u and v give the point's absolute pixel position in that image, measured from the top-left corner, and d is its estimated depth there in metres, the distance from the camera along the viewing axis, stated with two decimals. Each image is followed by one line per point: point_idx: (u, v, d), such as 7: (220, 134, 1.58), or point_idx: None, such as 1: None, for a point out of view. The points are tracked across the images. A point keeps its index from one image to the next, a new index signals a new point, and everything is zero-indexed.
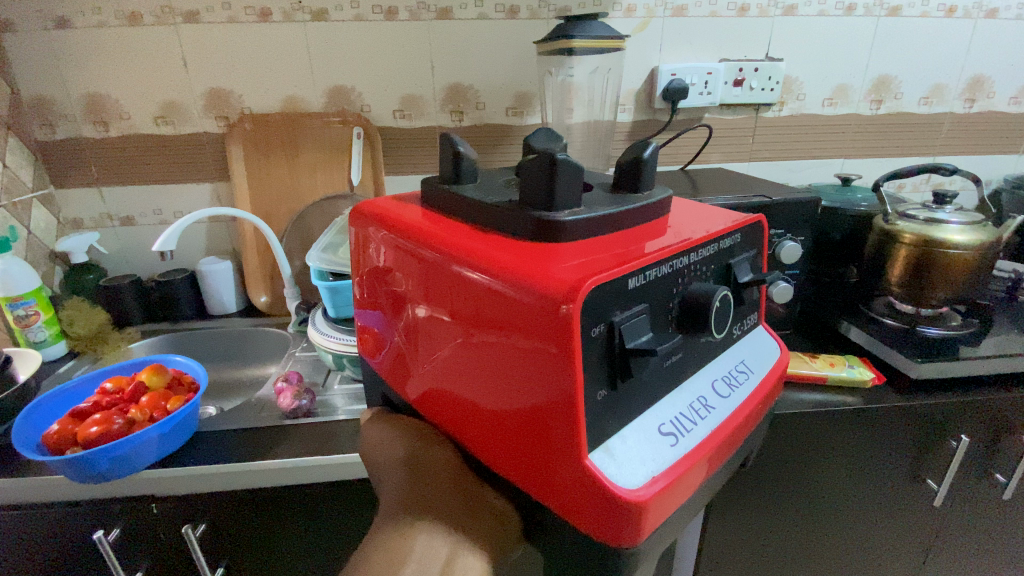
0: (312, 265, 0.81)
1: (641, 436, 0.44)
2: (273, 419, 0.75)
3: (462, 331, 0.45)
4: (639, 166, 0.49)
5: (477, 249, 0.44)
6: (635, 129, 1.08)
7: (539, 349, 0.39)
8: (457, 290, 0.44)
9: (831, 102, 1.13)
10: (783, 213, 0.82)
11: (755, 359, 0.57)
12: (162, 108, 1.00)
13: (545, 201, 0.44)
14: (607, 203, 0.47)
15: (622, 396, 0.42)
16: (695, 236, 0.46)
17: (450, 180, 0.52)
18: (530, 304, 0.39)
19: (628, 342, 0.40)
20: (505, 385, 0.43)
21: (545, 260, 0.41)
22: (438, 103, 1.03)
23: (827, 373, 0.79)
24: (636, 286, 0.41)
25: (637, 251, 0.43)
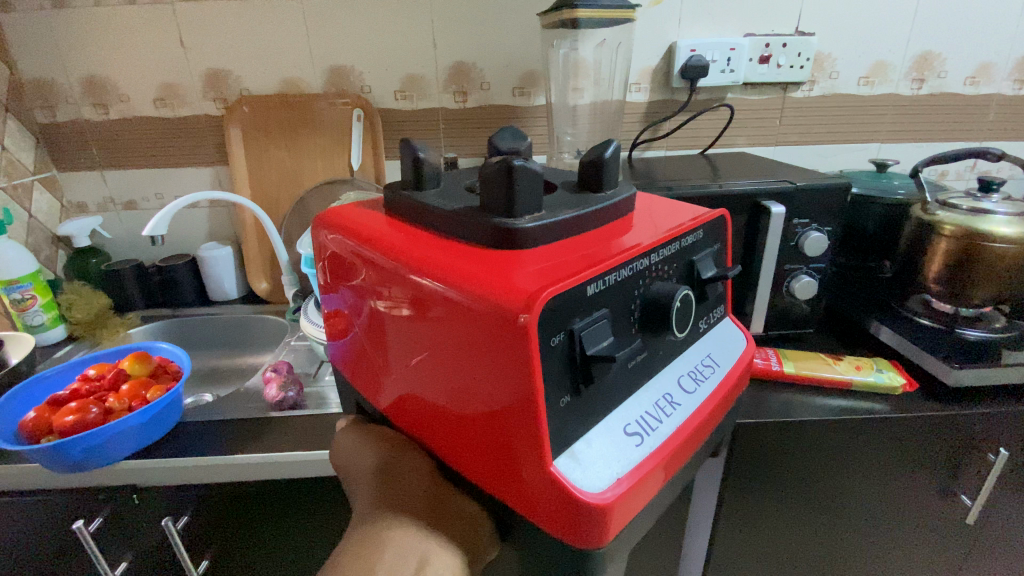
0: (303, 251, 0.78)
1: (604, 438, 0.44)
2: (258, 410, 0.72)
3: (423, 340, 0.44)
4: (601, 168, 0.48)
5: (434, 258, 0.42)
6: (650, 110, 1.01)
7: (498, 361, 0.39)
8: (416, 300, 0.43)
9: (868, 81, 1.04)
10: (809, 202, 0.75)
11: (721, 354, 0.57)
12: (160, 90, 0.98)
13: (504, 208, 0.42)
14: (568, 205, 0.46)
15: (585, 401, 0.42)
16: (657, 237, 0.46)
17: (411, 186, 0.51)
18: (488, 316, 0.38)
19: (589, 349, 0.40)
20: (465, 396, 0.42)
21: (503, 268, 0.40)
22: (440, 84, 0.98)
23: (851, 378, 0.72)
24: (596, 292, 0.41)
25: (596, 254, 0.42)
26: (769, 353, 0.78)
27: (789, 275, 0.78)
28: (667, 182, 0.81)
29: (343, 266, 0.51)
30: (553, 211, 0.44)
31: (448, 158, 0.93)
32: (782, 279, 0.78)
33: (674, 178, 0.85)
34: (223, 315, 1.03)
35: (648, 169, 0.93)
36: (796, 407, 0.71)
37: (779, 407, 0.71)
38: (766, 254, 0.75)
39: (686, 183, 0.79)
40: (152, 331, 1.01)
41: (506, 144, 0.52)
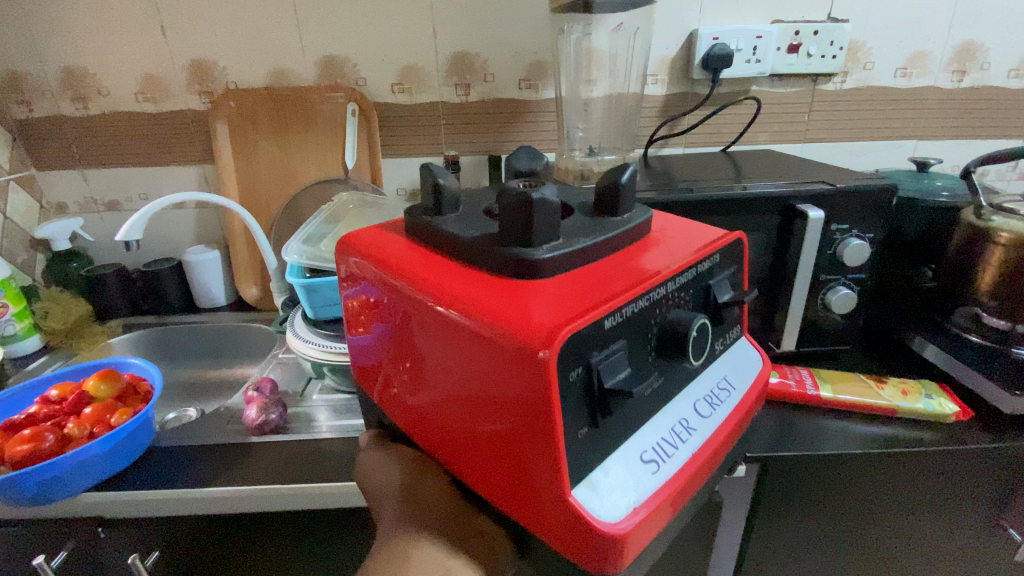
0: (289, 259, 0.71)
1: (619, 465, 0.39)
2: (238, 435, 0.66)
3: (432, 370, 0.40)
4: (619, 193, 0.43)
5: (444, 282, 0.38)
6: (668, 103, 0.94)
7: (515, 401, 0.34)
8: (424, 328, 0.39)
9: (905, 73, 0.95)
10: (849, 205, 0.67)
11: (737, 377, 0.50)
12: (143, 83, 0.92)
13: (522, 236, 0.37)
14: (586, 232, 0.40)
15: (601, 436, 0.37)
16: (678, 262, 0.40)
17: (434, 211, 0.44)
18: (505, 351, 0.33)
19: (605, 382, 0.35)
20: (480, 431, 0.38)
21: (517, 297, 0.35)
22: (441, 75, 0.91)
23: (897, 404, 0.65)
24: (615, 323, 0.36)
25: (616, 279, 0.37)
26: (802, 373, 0.71)
27: (825, 286, 0.70)
28: (688, 182, 0.73)
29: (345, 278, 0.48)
30: (572, 239, 0.39)
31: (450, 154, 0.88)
32: (816, 291, 0.71)
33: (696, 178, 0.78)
34: (210, 324, 0.96)
35: (665, 168, 0.85)
36: (835, 436, 0.63)
37: (817, 437, 0.63)
38: (801, 263, 0.68)
39: (709, 183, 0.71)
40: (134, 340, 0.94)
41: (524, 164, 0.49)
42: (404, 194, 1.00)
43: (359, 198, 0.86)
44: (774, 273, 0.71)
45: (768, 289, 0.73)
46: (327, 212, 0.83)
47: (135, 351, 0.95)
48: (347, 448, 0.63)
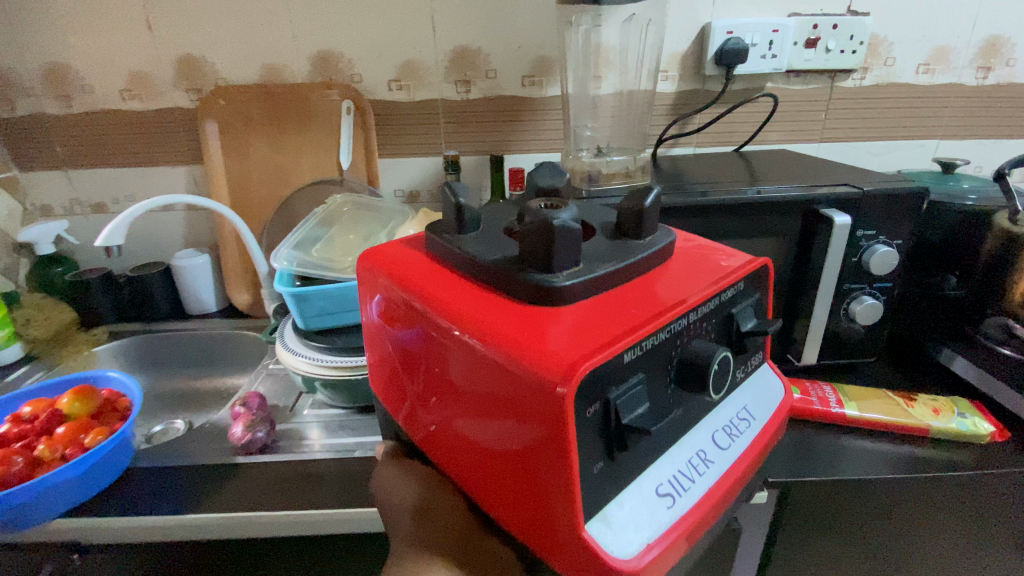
0: (278, 266, 0.67)
1: (633, 497, 0.36)
2: (223, 454, 0.62)
3: (446, 395, 0.39)
4: (642, 218, 0.40)
5: (461, 305, 0.37)
6: (679, 101, 0.89)
7: (530, 434, 0.33)
8: (438, 353, 0.38)
9: (928, 69, 0.91)
10: (877, 209, 0.63)
11: (759, 407, 0.46)
12: (129, 80, 0.88)
13: (541, 261, 0.36)
14: (608, 257, 0.39)
15: (618, 472, 0.35)
16: (702, 290, 0.38)
17: (454, 230, 0.43)
18: (520, 382, 0.32)
19: (624, 418, 0.33)
20: (494, 462, 0.37)
21: (535, 326, 0.34)
22: (441, 71, 0.87)
23: (927, 423, 0.60)
24: (634, 357, 0.33)
25: (637, 308, 0.35)
26: (824, 389, 0.66)
27: (849, 296, 0.66)
28: (703, 185, 0.69)
29: (362, 295, 0.47)
30: (592, 265, 0.37)
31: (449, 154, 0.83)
32: (838, 301, 0.66)
33: (709, 180, 0.73)
34: (200, 331, 0.92)
35: (676, 169, 0.81)
36: (864, 458, 0.59)
37: (841, 458, 0.59)
38: (825, 270, 0.64)
39: (725, 186, 0.67)
40: (121, 348, 0.91)
41: (546, 181, 0.46)
42: (403, 195, 0.95)
43: (354, 200, 0.82)
44: (795, 281, 0.67)
45: (787, 298, 0.69)
46: (321, 215, 0.79)
47: (121, 359, 0.91)
48: (340, 470, 0.59)
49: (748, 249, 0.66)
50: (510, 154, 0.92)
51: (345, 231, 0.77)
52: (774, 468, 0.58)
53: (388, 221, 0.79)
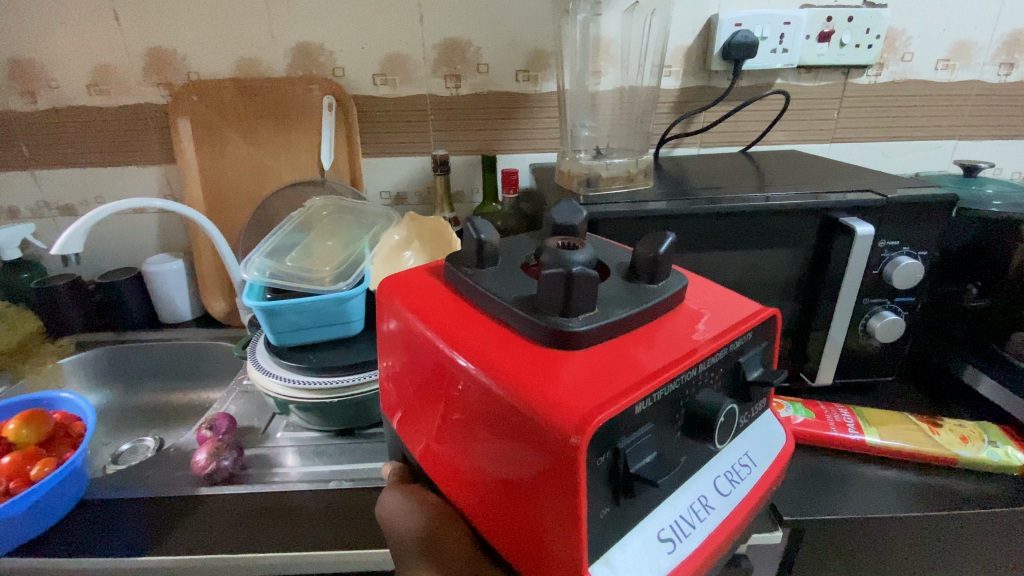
0: (248, 278, 0.61)
1: (631, 541, 0.33)
2: (186, 485, 0.57)
3: (448, 431, 0.37)
4: (659, 265, 0.37)
5: (471, 338, 0.35)
6: (683, 98, 0.84)
7: (537, 480, 0.31)
8: (444, 386, 0.36)
9: (947, 65, 0.85)
10: (900, 218, 0.58)
11: (761, 452, 0.41)
12: (94, 73, 0.82)
13: (556, 306, 0.34)
14: (624, 301, 0.36)
15: (624, 519, 0.33)
16: (720, 335, 0.36)
17: (473, 264, 0.40)
18: (532, 425, 0.31)
19: (631, 468, 0.31)
20: (495, 505, 0.35)
21: (548, 367, 0.32)
22: (429, 65, 0.81)
23: (955, 453, 0.56)
24: (644, 408, 0.31)
25: (651, 354, 0.33)
26: (842, 413, 0.61)
27: (867, 311, 0.61)
28: (710, 189, 0.64)
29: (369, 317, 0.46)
30: (609, 311, 0.35)
31: (437, 154, 0.78)
32: (856, 316, 0.61)
33: (717, 183, 0.68)
34: (174, 342, 0.87)
35: (680, 171, 0.76)
36: (885, 493, 0.54)
37: (862, 491, 0.54)
38: (844, 284, 0.59)
39: (734, 192, 0.61)
40: (88, 359, 0.85)
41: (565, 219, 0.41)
42: (389, 197, 0.89)
43: (335, 204, 0.76)
44: (808, 295, 0.62)
45: (801, 314, 0.63)
46: (298, 219, 0.73)
47: (89, 371, 0.85)
48: (314, 503, 0.54)
49: (758, 260, 0.61)
50: (502, 153, 0.87)
51: (324, 236, 0.71)
52: (789, 502, 0.53)
53: (371, 225, 0.74)
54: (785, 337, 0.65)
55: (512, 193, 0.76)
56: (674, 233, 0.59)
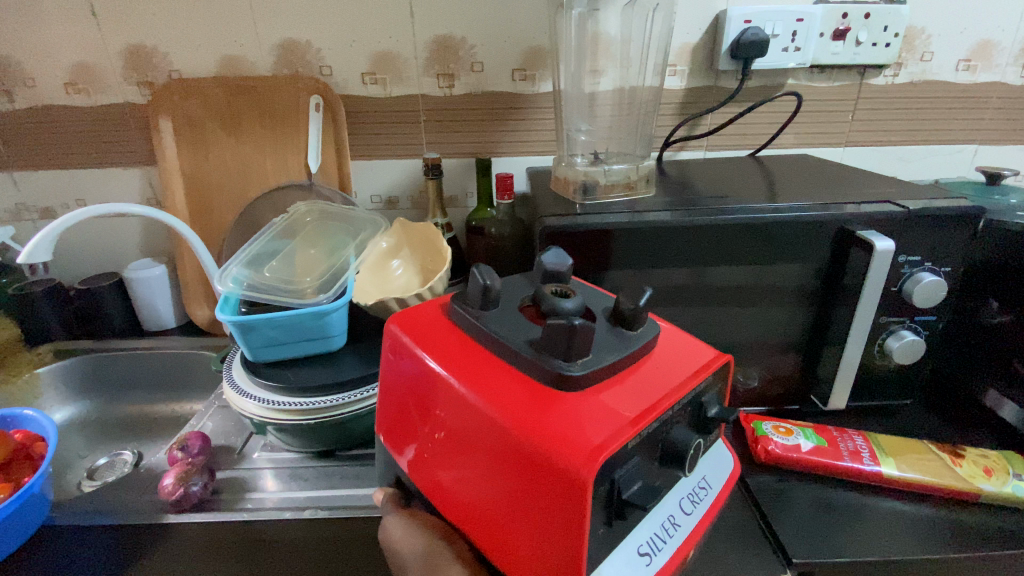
0: (223, 291, 0.57)
1: (614, 559, 0.35)
2: (153, 512, 0.53)
3: (445, 460, 0.38)
4: (639, 315, 0.38)
5: (470, 371, 0.36)
6: (689, 99, 0.80)
7: (539, 512, 0.32)
8: (443, 417, 0.37)
9: (969, 66, 0.81)
10: (922, 232, 0.54)
11: (716, 475, 0.43)
12: (72, 71, 0.79)
13: (559, 354, 0.34)
14: (613, 346, 0.37)
15: (612, 537, 0.35)
16: (696, 374, 0.37)
17: (477, 307, 0.39)
18: (537, 461, 0.32)
19: (624, 494, 0.33)
20: (490, 533, 0.36)
21: (549, 403, 0.33)
22: (420, 63, 0.77)
23: (979, 487, 0.51)
24: (636, 443, 0.33)
25: (638, 391, 0.35)
26: (856, 440, 0.57)
27: (885, 329, 0.57)
28: (716, 198, 0.59)
29: None
30: (602, 355, 0.36)
31: (429, 157, 0.74)
32: (872, 336, 0.57)
33: (722, 190, 0.64)
34: (156, 351, 0.84)
35: (684, 177, 0.71)
36: (903, 530, 0.50)
37: (878, 530, 0.50)
38: (861, 302, 0.54)
39: (741, 201, 0.58)
40: (67, 368, 0.82)
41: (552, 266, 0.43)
42: (380, 201, 0.85)
43: (320, 209, 0.72)
44: (820, 312, 0.58)
45: (812, 331, 0.60)
46: (279, 225, 0.69)
47: (67, 381, 0.82)
48: (289, 533, 0.51)
49: (765, 275, 0.57)
50: (497, 156, 0.83)
51: (307, 246, 0.67)
52: (798, 541, 0.48)
53: (358, 232, 0.70)
54: (795, 356, 0.61)
55: (507, 200, 0.72)
56: (677, 246, 0.55)
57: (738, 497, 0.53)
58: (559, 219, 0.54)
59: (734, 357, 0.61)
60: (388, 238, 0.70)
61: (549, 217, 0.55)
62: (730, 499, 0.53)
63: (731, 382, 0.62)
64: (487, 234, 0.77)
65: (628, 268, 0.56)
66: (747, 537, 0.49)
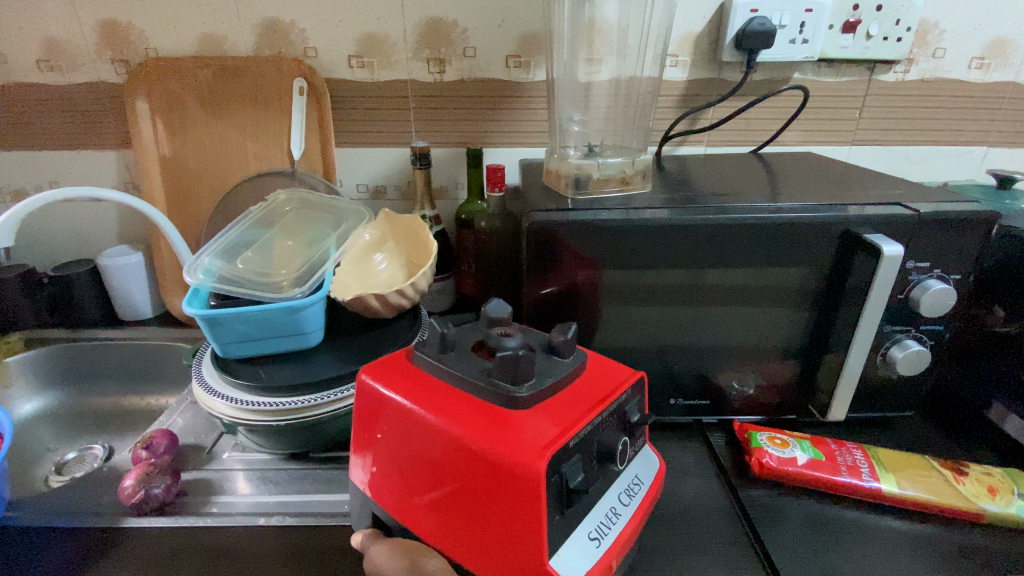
0: (193, 283, 0.54)
1: (569, 546, 0.36)
2: (113, 516, 0.50)
3: (412, 482, 0.39)
4: (571, 345, 0.42)
5: (429, 398, 0.38)
6: (690, 92, 0.77)
7: (502, 514, 0.35)
8: (408, 440, 0.39)
9: (982, 64, 0.77)
10: (932, 237, 0.51)
11: (647, 471, 0.45)
12: (45, 48, 0.75)
13: (509, 380, 0.37)
14: (553, 369, 0.40)
15: (567, 523, 0.37)
16: (623, 383, 0.41)
17: (437, 351, 0.42)
18: (495, 466, 0.34)
19: (571, 484, 0.35)
20: (460, 549, 0.37)
21: (500, 416, 0.36)
22: (409, 47, 0.74)
23: (982, 507, 0.49)
24: (577, 441, 0.36)
25: (576, 401, 0.39)
26: (855, 454, 0.54)
27: (889, 338, 0.55)
28: (715, 195, 0.57)
29: None
30: (544, 378, 0.39)
31: (417, 145, 0.70)
32: (875, 344, 0.55)
33: (720, 187, 0.61)
34: (132, 342, 0.81)
35: (683, 172, 0.68)
36: (901, 549, 0.47)
37: (873, 550, 0.47)
38: (866, 310, 0.51)
39: (741, 200, 0.55)
40: (37, 358, 0.79)
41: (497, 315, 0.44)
42: (367, 190, 0.82)
43: (300, 198, 0.68)
44: (824, 317, 0.55)
45: (811, 338, 0.57)
46: (257, 213, 0.65)
47: (37, 371, 0.79)
48: (254, 538, 0.48)
49: (765, 278, 0.54)
50: (489, 147, 0.79)
51: (285, 236, 0.64)
52: (790, 558, 0.46)
53: (339, 223, 0.66)
54: (792, 363, 0.58)
55: (498, 192, 0.69)
56: (673, 245, 0.52)
57: (728, 511, 0.51)
58: (548, 214, 0.51)
59: (727, 362, 0.59)
60: (372, 231, 0.66)
61: (537, 211, 0.52)
62: (720, 512, 0.51)
63: (725, 388, 0.60)
64: (476, 227, 0.75)
65: (621, 267, 0.53)
66: (737, 553, 0.47)
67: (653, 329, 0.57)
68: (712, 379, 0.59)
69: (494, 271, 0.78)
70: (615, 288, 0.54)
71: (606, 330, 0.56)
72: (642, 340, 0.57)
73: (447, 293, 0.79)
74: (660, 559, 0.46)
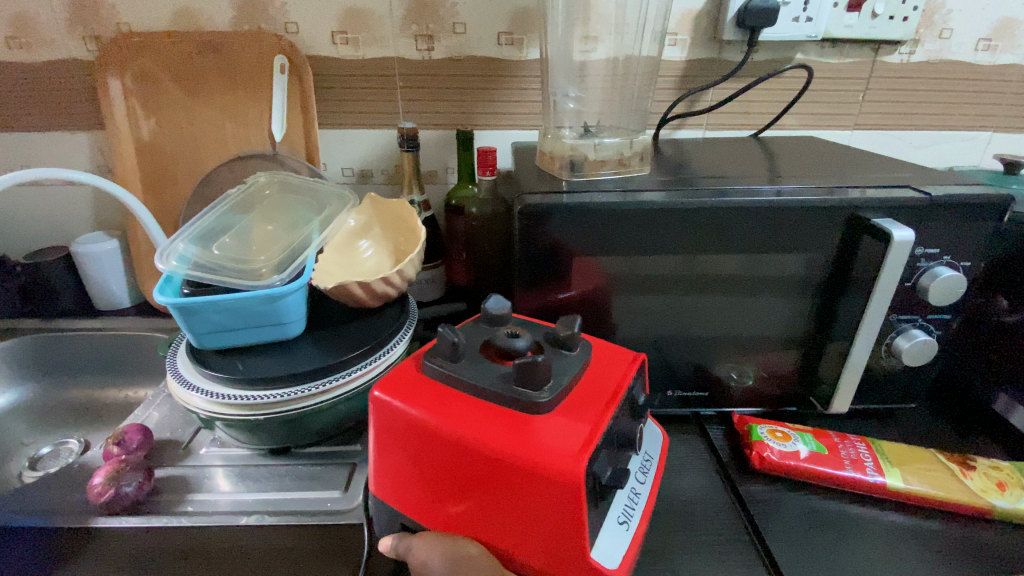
0: (169, 271, 0.50)
1: (603, 537, 0.35)
2: (79, 517, 0.48)
3: (438, 493, 0.37)
4: (576, 339, 0.40)
5: (453, 411, 0.36)
6: (688, 72, 0.74)
7: (543, 519, 0.34)
8: (433, 453, 0.36)
9: (989, 46, 0.75)
10: (942, 222, 0.49)
11: (653, 444, 0.45)
12: (12, 24, 0.71)
13: (529, 386, 0.36)
14: (564, 367, 0.39)
15: (598, 517, 0.35)
16: (631, 370, 0.41)
17: (448, 358, 0.39)
18: (533, 475, 0.33)
19: (603, 480, 0.34)
20: (497, 554, 0.36)
21: (528, 423, 0.35)
22: (396, 23, 0.70)
23: (991, 503, 0.47)
24: (604, 438, 0.35)
25: (593, 396, 0.37)
26: (858, 447, 0.53)
27: (894, 328, 0.53)
28: (715, 178, 0.54)
29: None
30: (558, 378, 0.37)
31: (405, 127, 0.67)
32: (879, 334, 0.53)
33: (721, 170, 0.58)
34: (109, 333, 0.78)
35: (682, 155, 0.66)
36: (911, 545, 0.46)
37: (884, 547, 0.45)
38: (876, 291, 0.49)
39: (741, 183, 0.53)
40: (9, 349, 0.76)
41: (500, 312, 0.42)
42: (353, 174, 0.79)
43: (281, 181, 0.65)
44: (826, 305, 0.53)
45: (814, 327, 0.55)
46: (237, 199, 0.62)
47: (10, 363, 0.76)
48: (234, 538, 0.46)
49: (769, 265, 0.52)
50: (480, 129, 0.76)
51: (265, 220, 0.61)
52: (797, 557, 0.44)
53: (322, 208, 0.63)
54: (795, 353, 0.56)
55: (490, 177, 0.66)
56: (672, 229, 0.50)
57: (729, 506, 0.49)
58: (542, 196, 0.49)
59: (728, 353, 0.57)
60: (358, 217, 0.64)
61: (529, 193, 0.49)
62: (721, 507, 0.49)
63: (724, 379, 0.58)
64: (468, 214, 0.72)
65: (618, 253, 0.50)
66: (741, 550, 0.45)
67: (653, 318, 0.55)
68: (712, 369, 0.57)
69: (487, 259, 0.75)
70: (611, 274, 0.51)
71: (603, 319, 0.54)
72: (640, 330, 0.55)
73: (437, 283, 0.75)
74: (659, 556, 0.44)
